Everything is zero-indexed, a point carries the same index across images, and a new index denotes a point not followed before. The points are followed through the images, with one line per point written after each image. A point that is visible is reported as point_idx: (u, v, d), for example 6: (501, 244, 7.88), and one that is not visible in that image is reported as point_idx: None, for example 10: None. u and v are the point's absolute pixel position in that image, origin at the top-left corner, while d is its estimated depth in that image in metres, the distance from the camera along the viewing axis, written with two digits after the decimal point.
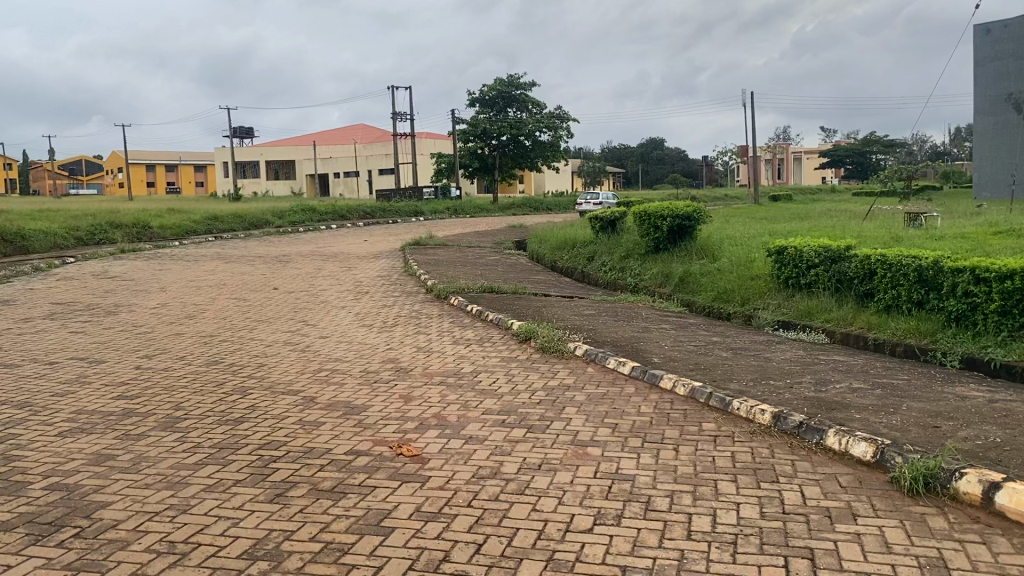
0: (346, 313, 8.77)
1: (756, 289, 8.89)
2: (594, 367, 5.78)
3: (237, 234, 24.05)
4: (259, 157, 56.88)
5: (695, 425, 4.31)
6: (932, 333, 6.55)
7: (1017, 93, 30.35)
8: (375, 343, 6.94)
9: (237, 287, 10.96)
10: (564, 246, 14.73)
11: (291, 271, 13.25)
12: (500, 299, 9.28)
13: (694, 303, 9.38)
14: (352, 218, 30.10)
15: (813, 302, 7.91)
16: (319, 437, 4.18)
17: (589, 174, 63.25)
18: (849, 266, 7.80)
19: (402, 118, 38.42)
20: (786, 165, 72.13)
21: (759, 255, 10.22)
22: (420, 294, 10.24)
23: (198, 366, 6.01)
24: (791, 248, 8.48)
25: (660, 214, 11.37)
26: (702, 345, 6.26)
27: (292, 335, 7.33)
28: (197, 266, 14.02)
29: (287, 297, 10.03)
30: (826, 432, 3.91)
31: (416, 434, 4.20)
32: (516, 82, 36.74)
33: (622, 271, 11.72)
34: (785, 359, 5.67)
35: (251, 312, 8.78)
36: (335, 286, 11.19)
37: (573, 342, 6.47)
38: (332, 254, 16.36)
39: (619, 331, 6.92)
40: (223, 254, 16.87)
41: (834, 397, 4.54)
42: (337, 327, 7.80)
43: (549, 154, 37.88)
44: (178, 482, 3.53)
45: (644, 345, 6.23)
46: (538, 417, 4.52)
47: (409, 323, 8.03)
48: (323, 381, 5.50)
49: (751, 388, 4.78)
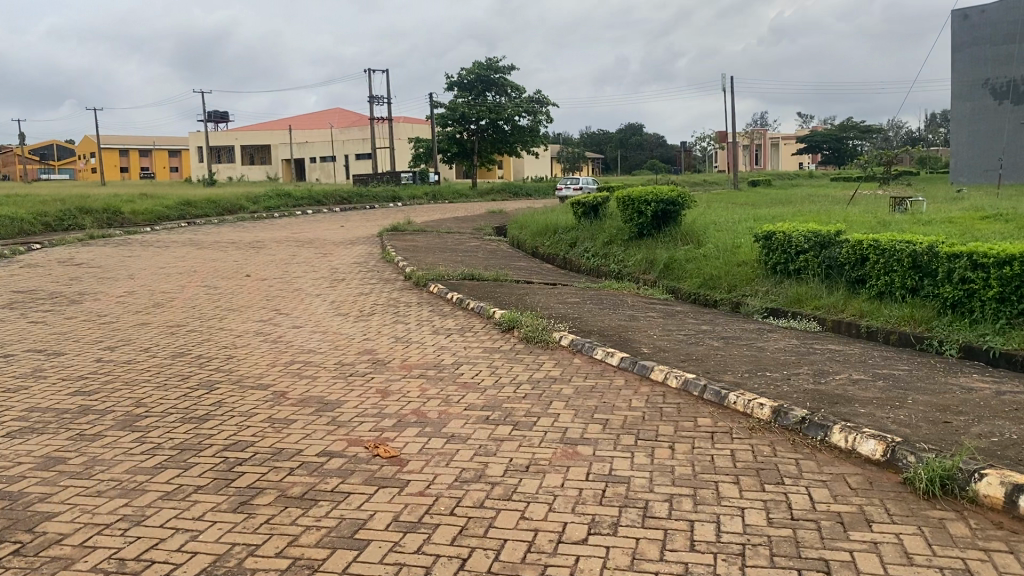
0: (321, 301, 8.45)
1: (743, 274, 8.66)
2: (581, 358, 5.52)
3: (210, 219, 23.59)
4: (234, 142, 56.09)
5: (690, 421, 4.06)
6: (927, 321, 6.35)
7: (995, 79, 30.39)
8: (351, 333, 6.65)
9: (209, 274, 10.61)
10: (545, 232, 14.46)
11: (264, 257, 12.89)
12: (481, 286, 9.00)
13: (679, 290, 9.15)
14: (328, 203, 29.68)
15: (803, 289, 7.70)
16: (289, 437, 3.89)
17: (567, 160, 62.99)
18: (840, 251, 7.58)
19: (379, 102, 37.89)
20: (765, 151, 72.21)
21: (745, 240, 10.01)
22: (398, 281, 9.94)
23: (162, 358, 5.69)
24: (779, 233, 8.26)
25: (644, 199, 11.11)
26: (692, 334, 6.02)
27: (264, 325, 7.02)
28: (168, 253, 13.61)
29: (259, 285, 9.70)
30: (831, 428, 3.68)
31: (394, 433, 3.92)
32: (495, 66, 36.34)
33: (605, 257, 11.47)
34: (779, 349, 5.43)
35: (221, 301, 8.44)
36: (311, 273, 10.87)
37: (558, 331, 6.21)
38: (307, 241, 15.99)
39: (606, 320, 6.67)
40: (195, 240, 16.46)
41: (836, 389, 4.32)
42: (311, 316, 7.50)
43: (528, 138, 37.59)
44: (133, 489, 3.23)
45: (632, 335, 5.98)
46: (524, 413, 4.26)
47: (387, 312, 7.73)
48: (296, 374, 5.21)
49: (747, 380, 4.54)
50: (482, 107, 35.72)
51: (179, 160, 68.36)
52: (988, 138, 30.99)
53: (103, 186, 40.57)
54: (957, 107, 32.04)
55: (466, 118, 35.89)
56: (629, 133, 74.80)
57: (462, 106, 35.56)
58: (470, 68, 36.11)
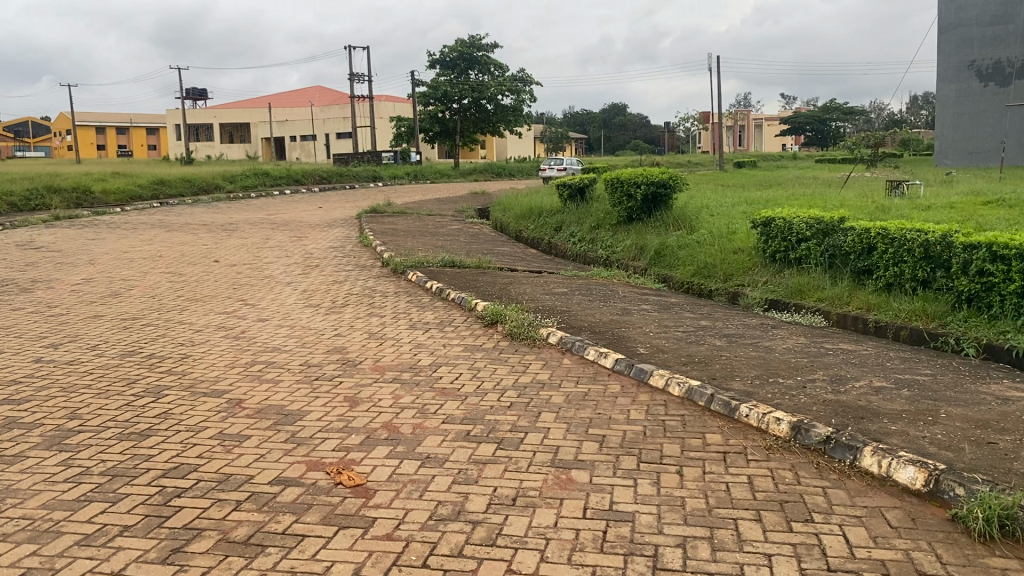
0: (292, 290, 7.91)
1: (739, 263, 8.21)
2: (571, 359, 5.03)
3: (185, 200, 22.87)
4: (212, 119, 54.99)
5: (698, 439, 3.59)
6: (941, 316, 5.91)
7: (980, 60, 30.00)
8: (321, 328, 6.13)
9: (174, 260, 10.02)
10: (530, 215, 13.93)
11: (236, 241, 12.30)
12: (462, 274, 8.49)
13: (672, 278, 8.70)
14: (307, 183, 29.04)
15: (805, 279, 7.25)
16: (240, 459, 3.38)
17: (551, 140, 62.34)
18: (845, 238, 7.12)
19: (360, 79, 37.11)
20: (748, 132, 71.77)
21: (741, 226, 9.55)
22: (375, 268, 9.41)
23: (109, 358, 5.15)
24: (778, 220, 7.81)
25: (634, 181, 10.60)
26: (691, 330, 5.55)
27: (227, 317, 6.49)
28: (135, 236, 12.99)
29: (228, 272, 9.14)
30: (861, 451, 3.22)
31: (361, 454, 3.42)
32: (477, 43, 35.62)
33: (593, 243, 10.98)
34: (789, 350, 4.96)
35: (185, 290, 7.88)
36: (283, 259, 10.31)
37: (546, 327, 5.72)
38: (283, 223, 15.39)
39: (597, 314, 6.17)
40: (165, 221, 15.81)
41: (859, 401, 3.85)
42: (280, 308, 6.96)
43: (511, 118, 36.91)
44: (45, 532, 2.71)
45: (626, 332, 5.48)
46: (510, 427, 3.76)
47: (362, 303, 7.20)
48: (257, 378, 4.69)
49: (759, 388, 4.07)
50: (465, 85, 35.06)
51: (156, 138, 67.04)
52: (972, 120, 30.72)
53: (79, 164, 39.61)
54: (944, 89, 31.67)
55: (448, 97, 35.19)
56: (613, 114, 74.22)
57: (444, 84, 34.85)
58: (453, 45, 35.38)
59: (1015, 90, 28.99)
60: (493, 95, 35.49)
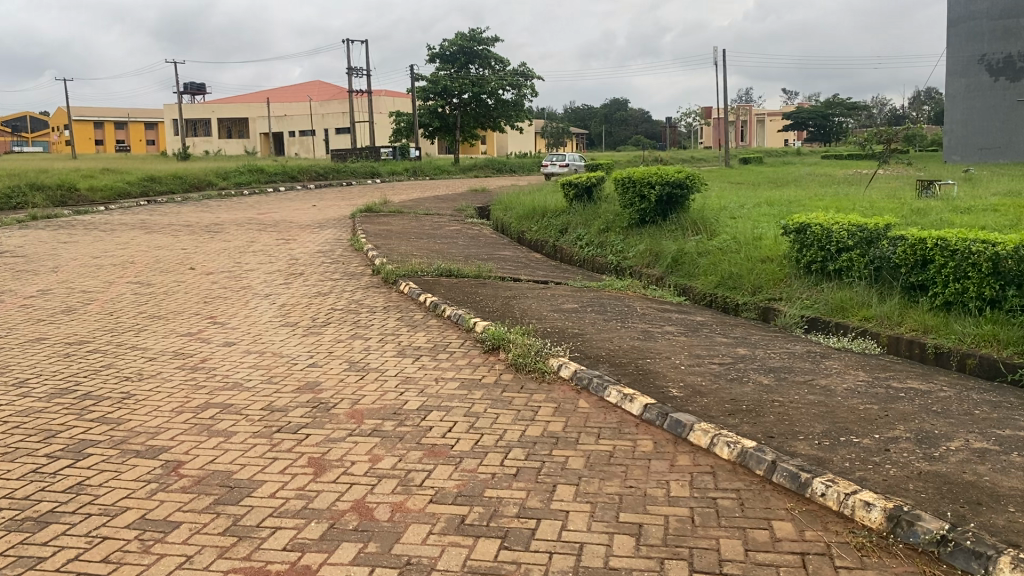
0: (268, 305, 7.06)
1: (769, 273, 7.38)
2: (589, 403, 4.16)
3: (175, 197, 21.98)
4: (209, 115, 54.03)
5: (765, 532, 2.74)
6: (1016, 343, 5.05)
7: (991, 54, 29.14)
8: (294, 355, 5.28)
9: (147, 267, 9.17)
10: (533, 215, 13.07)
11: (218, 244, 11.46)
12: (460, 285, 7.64)
13: (692, 290, 7.86)
14: (303, 179, 28.15)
15: (848, 295, 6.40)
16: (159, 566, 2.54)
17: (552, 135, 61.36)
18: (894, 249, 6.27)
19: (360, 73, 36.33)
20: (751, 127, 70.77)
21: (767, 230, 8.71)
22: (365, 276, 8.57)
23: (35, 398, 4.31)
24: (814, 226, 6.98)
25: (647, 181, 9.76)
26: (729, 362, 4.69)
27: (188, 342, 5.65)
28: (111, 238, 12.12)
29: (202, 281, 8.30)
30: (996, 561, 2.37)
31: (319, 558, 2.57)
32: (478, 37, 34.73)
33: (602, 247, 10.14)
34: (852, 392, 4.10)
35: (148, 304, 7.02)
36: (266, 265, 9.45)
37: (556, 357, 4.88)
38: (272, 223, 14.51)
39: (616, 339, 5.30)
40: (148, 222, 15.01)
41: (966, 475, 2.99)
42: (252, 329, 6.10)
43: (512, 113, 36.08)
44: None
45: (652, 365, 4.63)
46: (518, 510, 2.91)
47: (344, 321, 6.35)
48: (207, 429, 3.84)
49: (832, 454, 3.22)
50: (465, 80, 34.24)
51: (153, 133, 66.00)
52: (983, 115, 29.81)
53: (75, 160, 38.75)
54: (954, 84, 30.77)
55: (448, 91, 34.36)
56: (614, 110, 73.48)
57: (444, 78, 34.02)
58: (453, 39, 34.55)
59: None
60: (493, 90, 34.63)
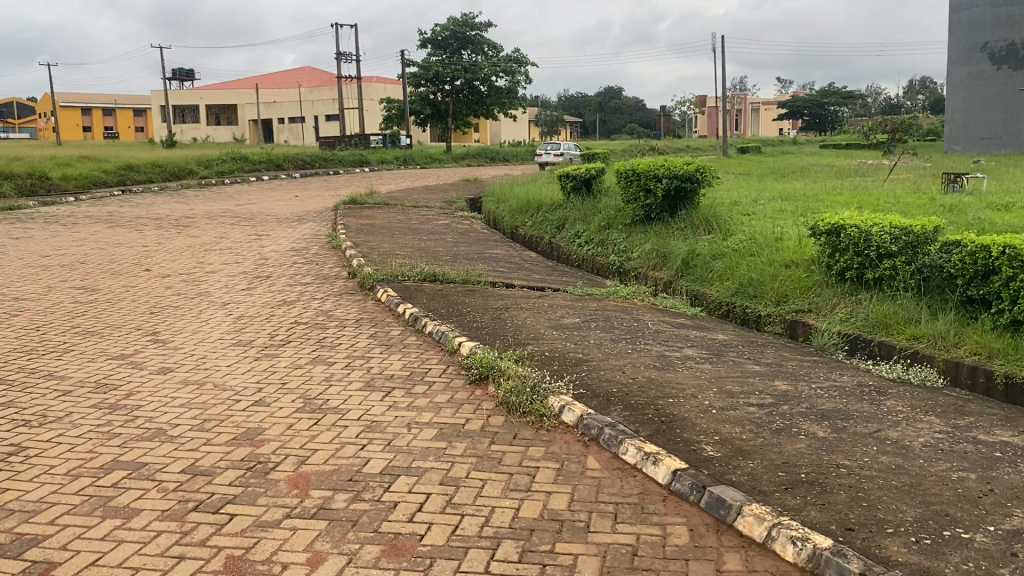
0: (224, 317, 6.14)
1: (796, 280, 6.50)
2: (600, 464, 3.27)
3: (153, 187, 20.97)
4: (198, 101, 52.88)
5: None
6: None
7: (993, 42, 28.15)
8: (239, 387, 4.37)
9: (97, 269, 8.24)
10: (527, 209, 12.16)
11: (185, 240, 10.51)
12: (445, 293, 6.74)
13: (707, 298, 7.00)
14: (288, 168, 27.06)
15: (891, 309, 5.53)
16: None
17: (546, 124, 60.36)
18: (948, 258, 5.40)
19: (348, 58, 35.18)
20: (746, 115, 69.63)
21: (790, 229, 7.81)
22: (340, 280, 7.65)
23: None
24: (848, 227, 6.10)
25: (653, 174, 8.87)
26: (769, 407, 3.78)
27: (116, 368, 4.75)
28: (71, 233, 11.19)
29: (156, 287, 7.37)
30: None
31: None
32: (470, 22, 33.67)
33: (603, 246, 9.25)
34: (935, 453, 3.21)
35: (85, 316, 6.11)
36: (232, 266, 8.52)
37: (555, 394, 3.98)
38: (248, 216, 13.54)
39: (628, 369, 4.40)
40: (117, 213, 14.03)
41: None
42: (197, 349, 5.20)
43: (505, 101, 35.06)
44: None
45: (676, 408, 3.73)
46: None
47: (308, 339, 5.45)
48: (102, 505, 2.94)
49: (941, 563, 2.35)
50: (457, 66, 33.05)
51: (142, 120, 64.85)
52: (985, 105, 28.92)
53: (60, 146, 37.77)
54: (955, 73, 29.85)
55: (439, 77, 33.28)
56: (608, 99, 72.67)
57: (436, 65, 32.88)
58: (444, 24, 33.53)
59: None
60: (486, 77, 33.56)
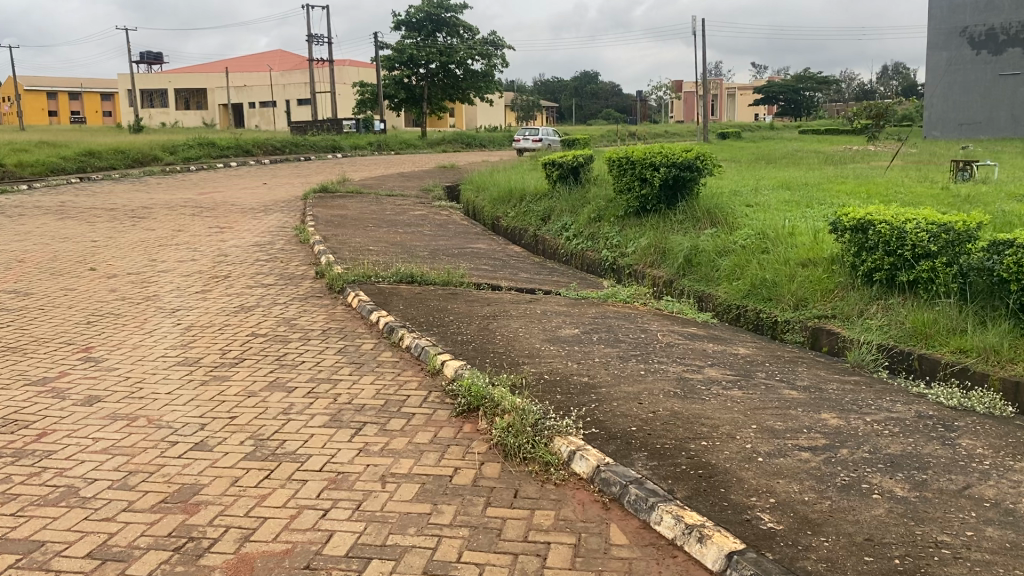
0: (171, 328, 5.37)
1: (816, 281, 5.82)
2: (628, 539, 2.56)
3: (114, 175, 19.95)
4: (166, 85, 51.45)
5: None
6: None
7: (973, 26, 27.66)
8: (177, 424, 3.60)
9: (37, 269, 7.40)
10: (508, 198, 11.41)
11: (140, 234, 9.68)
12: (423, 297, 5.99)
13: (716, 302, 6.31)
14: (258, 154, 26.08)
15: (932, 317, 4.86)
16: None
17: (521, 108, 59.53)
18: (997, 260, 4.72)
19: (319, 40, 34.09)
20: (722, 100, 69.15)
21: (802, 223, 7.12)
22: (306, 281, 6.88)
23: None
24: (879, 224, 5.42)
25: (648, 162, 8.15)
26: (826, 453, 3.07)
27: (32, 398, 3.97)
28: (17, 226, 10.30)
29: (99, 290, 6.55)
30: None
31: None
32: (446, 3, 32.71)
33: (593, 240, 8.55)
34: None
35: (10, 328, 5.31)
36: (187, 264, 7.72)
37: (562, 436, 3.25)
38: (211, 207, 12.68)
39: (644, 398, 3.69)
40: (71, 204, 13.09)
41: None
42: (135, 370, 4.43)
43: (482, 85, 34.20)
44: None
45: (713, 456, 3.02)
46: None
47: (266, 356, 4.69)
48: None
49: None
50: (432, 49, 32.14)
51: (110, 105, 63.09)
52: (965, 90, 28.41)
53: (25, 133, 36.57)
54: (933, 57, 29.30)
55: (414, 61, 32.31)
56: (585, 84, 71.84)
57: (411, 48, 31.95)
58: (419, 6, 32.58)
59: (1011, 57, 26.79)
60: (462, 60, 32.65)
